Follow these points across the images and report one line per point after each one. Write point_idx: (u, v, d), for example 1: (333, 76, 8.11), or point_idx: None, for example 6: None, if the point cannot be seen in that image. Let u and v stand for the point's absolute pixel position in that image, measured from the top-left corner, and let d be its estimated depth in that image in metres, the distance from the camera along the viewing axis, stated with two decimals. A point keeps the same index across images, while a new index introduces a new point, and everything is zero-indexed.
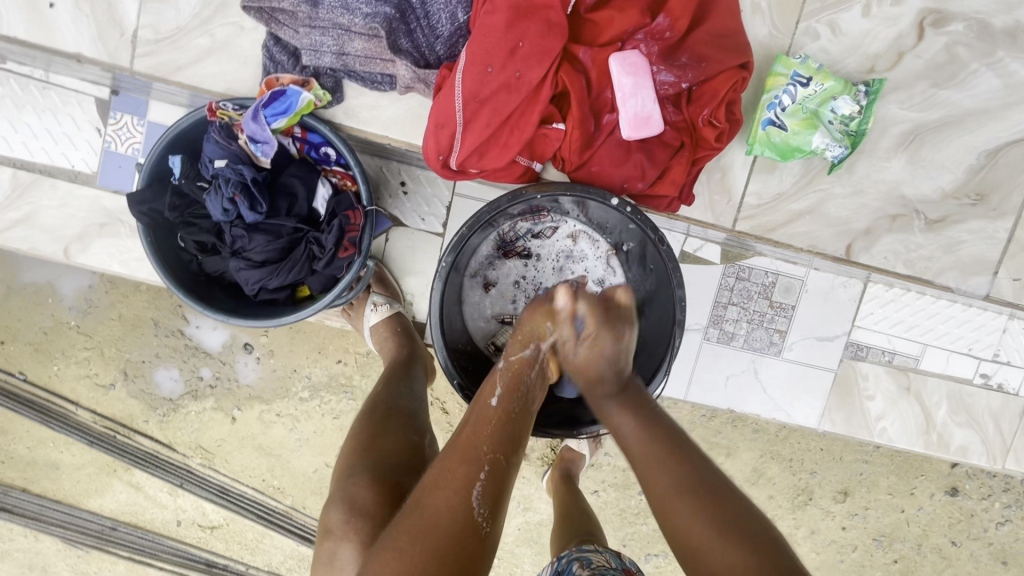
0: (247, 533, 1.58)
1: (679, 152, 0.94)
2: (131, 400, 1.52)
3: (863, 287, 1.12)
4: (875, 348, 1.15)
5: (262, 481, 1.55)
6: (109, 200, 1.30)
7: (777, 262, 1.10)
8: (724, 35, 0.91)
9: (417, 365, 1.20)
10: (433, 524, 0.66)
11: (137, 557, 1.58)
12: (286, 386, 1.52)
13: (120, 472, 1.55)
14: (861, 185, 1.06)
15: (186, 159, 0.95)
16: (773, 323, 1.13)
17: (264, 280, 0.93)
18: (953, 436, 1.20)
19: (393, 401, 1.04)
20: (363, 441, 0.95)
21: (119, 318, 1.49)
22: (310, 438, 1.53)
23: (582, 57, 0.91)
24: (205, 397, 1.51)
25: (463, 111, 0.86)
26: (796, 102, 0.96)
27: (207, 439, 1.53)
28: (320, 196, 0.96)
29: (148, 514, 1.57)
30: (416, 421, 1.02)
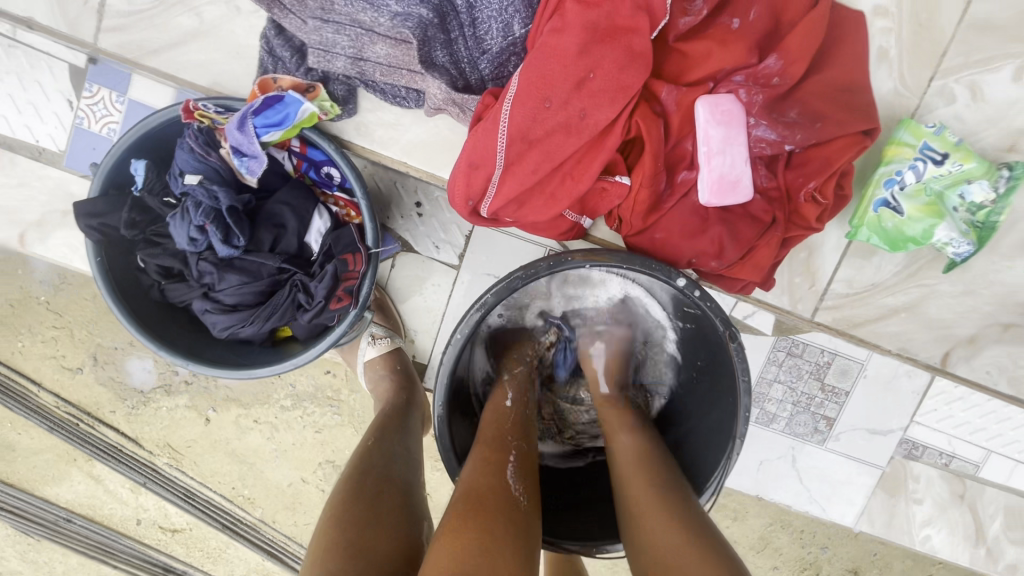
0: (212, 540, 1.42)
1: (770, 229, 0.75)
2: (99, 387, 1.34)
3: (931, 380, 0.93)
4: (933, 449, 0.99)
5: (231, 489, 1.39)
6: (75, 184, 1.12)
7: (838, 339, 0.90)
8: (847, 89, 0.71)
9: (414, 415, 1.07)
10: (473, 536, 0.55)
11: (93, 553, 1.44)
12: (267, 392, 1.35)
13: (81, 462, 1.39)
14: (973, 284, 0.86)
15: (152, 165, 0.76)
16: (821, 409, 0.96)
17: (236, 328, 0.76)
18: (1005, 552, 1.03)
19: (384, 466, 0.91)
20: (351, 531, 0.76)
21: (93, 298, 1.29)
22: (288, 449, 1.36)
23: (664, 97, 0.71)
24: (179, 393, 1.34)
25: (506, 151, 0.67)
26: (921, 182, 0.76)
27: (176, 439, 1.36)
28: (314, 230, 0.77)
29: (106, 509, 1.41)
30: (412, 505, 0.87)
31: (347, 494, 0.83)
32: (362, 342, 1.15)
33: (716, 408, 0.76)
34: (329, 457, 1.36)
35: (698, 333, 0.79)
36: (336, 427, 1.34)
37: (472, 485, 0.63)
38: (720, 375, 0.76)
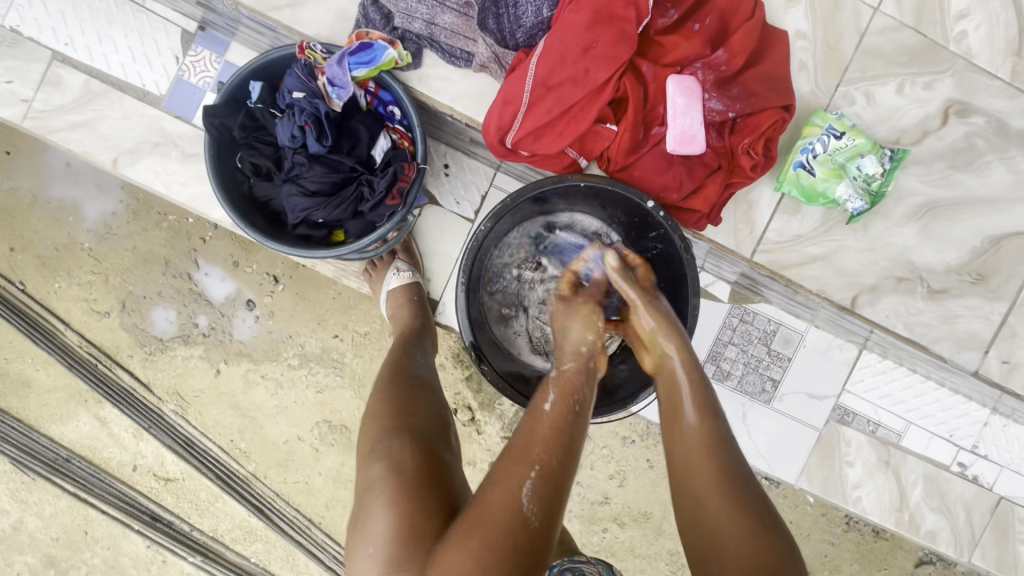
0: (202, 492, 1.57)
1: (716, 173, 1.02)
2: (121, 332, 1.52)
3: None
4: None
5: (229, 441, 1.55)
6: (168, 123, 1.36)
7: None
8: (774, 78, 1.00)
9: (428, 338, 1.25)
10: (515, 496, 0.68)
11: (82, 495, 1.56)
12: (277, 349, 1.54)
13: (90, 403, 1.54)
14: (874, 243, 1.14)
15: (265, 87, 1.03)
16: None
17: (311, 211, 0.98)
18: (916, 511, 1.33)
19: (410, 367, 1.08)
20: (393, 406, 0.95)
21: (133, 250, 1.50)
22: (290, 407, 1.54)
23: (645, 70, 1.00)
24: (196, 344, 1.53)
25: (531, 91, 0.94)
26: (827, 152, 1.04)
27: (185, 388, 1.53)
28: (379, 146, 1.02)
29: (105, 453, 1.56)
30: (435, 389, 1.06)
31: (388, 380, 1.03)
32: (386, 273, 1.33)
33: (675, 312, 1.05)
34: (327, 416, 1.55)
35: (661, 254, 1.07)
36: (337, 387, 1.54)
37: (525, 445, 0.74)
38: (677, 286, 1.05)
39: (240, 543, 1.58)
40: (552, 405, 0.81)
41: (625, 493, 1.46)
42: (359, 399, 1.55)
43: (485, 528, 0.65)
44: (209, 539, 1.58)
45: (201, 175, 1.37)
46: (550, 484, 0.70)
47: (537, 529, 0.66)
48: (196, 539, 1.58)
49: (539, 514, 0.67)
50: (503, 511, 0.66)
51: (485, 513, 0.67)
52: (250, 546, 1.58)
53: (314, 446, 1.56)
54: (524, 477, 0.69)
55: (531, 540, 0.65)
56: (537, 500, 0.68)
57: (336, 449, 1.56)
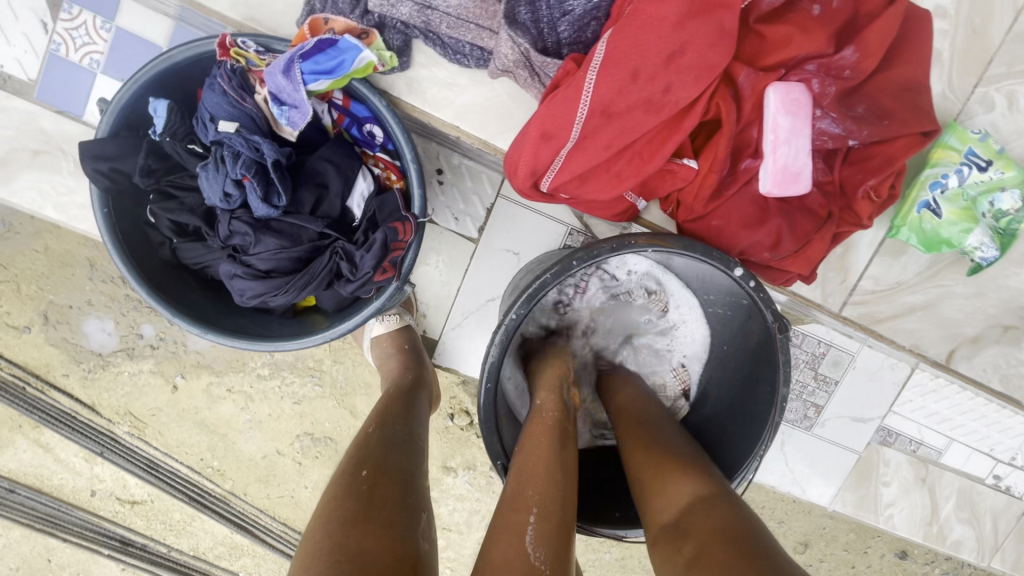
0: (175, 513, 1.33)
1: (825, 223, 0.75)
2: (50, 348, 1.21)
3: (909, 372, 1.01)
4: (904, 437, 1.07)
5: (199, 460, 1.28)
6: (50, 120, 0.98)
7: (834, 332, 0.97)
8: (913, 89, 0.71)
9: (423, 394, 0.95)
10: (520, 549, 0.61)
11: (40, 526, 1.32)
12: (242, 359, 1.25)
13: (27, 428, 1.26)
14: (984, 288, 0.92)
15: (174, 107, 0.66)
16: (812, 396, 1.03)
17: (265, 297, 0.68)
18: (953, 530, 1.15)
19: (381, 454, 0.77)
20: (336, 530, 0.64)
21: (43, 251, 1.15)
22: (264, 421, 1.27)
23: (741, 80, 0.69)
24: (144, 357, 1.22)
25: (583, 124, 0.64)
26: (961, 186, 0.79)
27: (140, 407, 1.24)
28: (358, 192, 0.71)
29: (56, 479, 1.30)
30: (411, 491, 0.73)
31: (339, 494, 0.70)
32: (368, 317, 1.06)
33: (750, 396, 0.81)
34: (308, 429, 1.28)
35: (738, 319, 0.80)
36: (317, 398, 1.26)
37: (519, 490, 0.67)
38: (755, 361, 0.80)
39: (225, 559, 1.36)
40: (537, 439, 0.74)
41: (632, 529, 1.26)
42: (344, 411, 1.28)
43: None
44: (191, 558, 1.36)
45: None
46: (553, 523, 0.64)
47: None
48: (175, 560, 1.35)
49: (549, 562, 0.60)
50: (510, 564, 0.59)
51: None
52: (237, 561, 1.36)
53: (298, 460, 1.30)
54: (523, 525, 0.63)
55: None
56: (542, 545, 0.61)
57: (322, 463, 1.30)
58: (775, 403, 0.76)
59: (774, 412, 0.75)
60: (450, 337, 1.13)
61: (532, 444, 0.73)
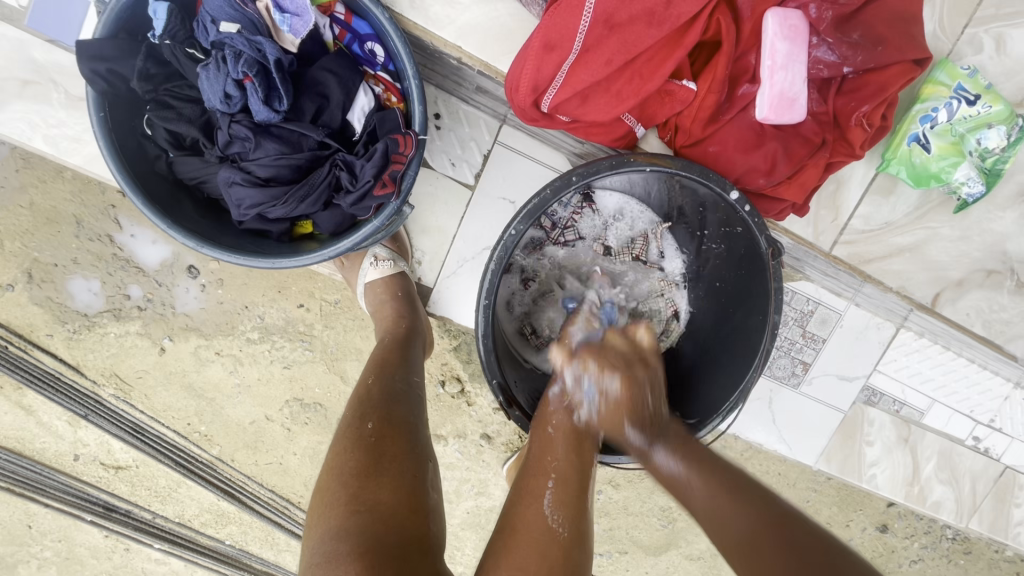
0: (161, 479, 1.31)
1: (818, 151, 0.77)
2: (34, 308, 1.18)
3: (895, 331, 1.03)
4: (888, 397, 1.10)
5: (186, 425, 1.27)
6: (39, 50, 0.96)
7: (823, 290, 0.97)
8: (908, 18, 0.73)
9: (417, 340, 0.95)
10: (540, 512, 0.64)
11: (19, 490, 1.30)
12: (232, 323, 1.23)
13: (8, 390, 1.23)
14: (969, 231, 0.94)
15: (174, 11, 0.66)
16: (800, 354, 1.03)
17: (264, 206, 0.68)
18: (933, 490, 1.18)
19: (384, 403, 0.77)
20: (351, 486, 0.65)
21: (28, 207, 1.12)
22: (253, 385, 1.26)
23: (740, 3, 0.72)
24: (131, 319, 1.20)
25: (585, 34, 0.65)
26: (950, 121, 0.81)
27: (125, 368, 1.22)
28: (359, 107, 0.71)
29: (38, 443, 1.27)
30: (417, 443, 0.74)
31: (346, 446, 0.71)
32: (362, 263, 1.04)
33: (742, 327, 0.84)
34: (297, 394, 1.27)
35: (730, 253, 0.84)
36: (307, 363, 1.25)
37: (540, 456, 0.70)
38: (747, 292, 0.83)
39: (211, 527, 1.35)
40: (555, 411, 0.76)
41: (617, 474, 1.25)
42: (334, 376, 1.27)
43: (525, 545, 0.60)
44: (176, 526, 1.35)
45: None
46: (571, 490, 0.67)
47: (568, 539, 0.62)
48: (160, 526, 1.35)
49: (565, 523, 0.64)
50: (533, 525, 0.62)
51: (518, 530, 0.62)
52: (223, 529, 1.35)
53: (286, 426, 1.29)
54: (542, 491, 0.66)
55: (568, 550, 0.61)
56: (560, 507, 0.65)
57: (311, 429, 1.30)
58: (766, 329, 0.79)
59: (764, 338, 0.79)
60: (445, 285, 1.13)
61: (552, 412, 0.76)
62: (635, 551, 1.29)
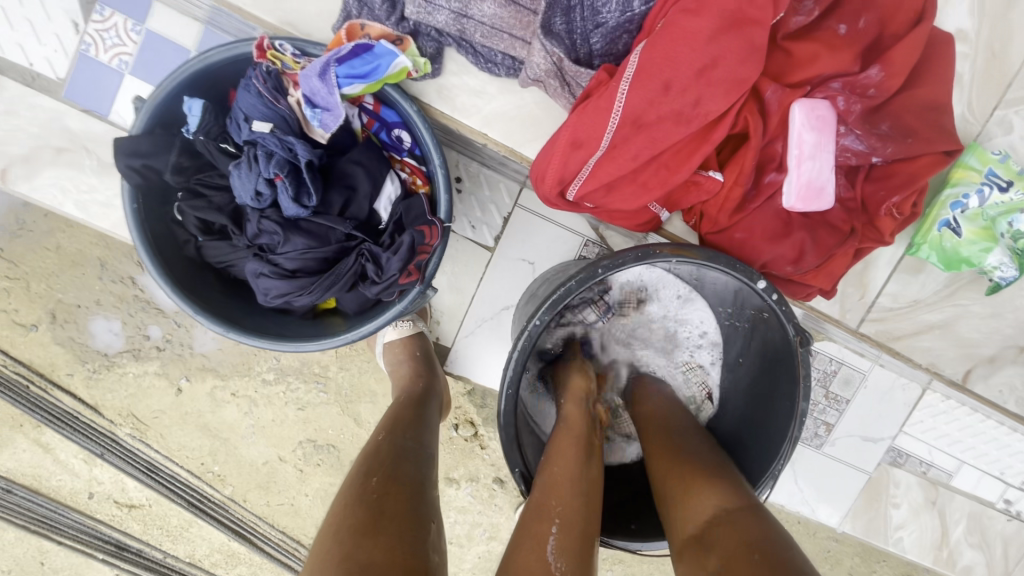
0: (173, 518, 1.30)
1: (847, 239, 0.75)
2: (56, 348, 1.19)
3: (920, 393, 0.99)
4: (914, 458, 1.05)
5: (200, 465, 1.26)
6: (73, 119, 0.99)
7: (846, 349, 0.95)
8: (937, 110, 0.72)
9: (433, 402, 0.94)
10: (542, 559, 0.60)
11: (35, 528, 1.28)
12: (247, 363, 1.24)
13: (27, 428, 1.23)
14: (1000, 307, 0.92)
15: (209, 107, 0.67)
16: (823, 415, 1.01)
17: (290, 297, 0.68)
18: (963, 555, 1.12)
19: (390, 462, 0.75)
20: (345, 546, 0.61)
21: (55, 250, 1.15)
22: (267, 424, 1.25)
23: (768, 96, 0.70)
24: (150, 360, 1.21)
25: (613, 134, 0.64)
26: (982, 206, 0.79)
27: (142, 409, 1.23)
28: (386, 195, 0.71)
29: (54, 480, 1.26)
30: (421, 504, 0.70)
31: (349, 502, 0.68)
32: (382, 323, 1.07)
33: (770, 409, 0.80)
34: (312, 436, 1.27)
35: (759, 333, 0.80)
36: (321, 405, 1.24)
37: (544, 501, 0.67)
38: (776, 373, 0.80)
39: (222, 567, 1.33)
40: (561, 449, 0.73)
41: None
42: (347, 419, 1.27)
43: None
44: (187, 566, 1.32)
45: None
46: (575, 537, 0.63)
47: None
48: (170, 567, 1.32)
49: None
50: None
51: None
52: (233, 570, 1.33)
53: (300, 467, 1.28)
54: (546, 536, 0.62)
55: None
56: (563, 556, 0.61)
57: (323, 471, 1.28)
58: (795, 417, 0.75)
59: (794, 427, 0.75)
60: (463, 344, 1.13)
61: (557, 451, 0.73)
62: None
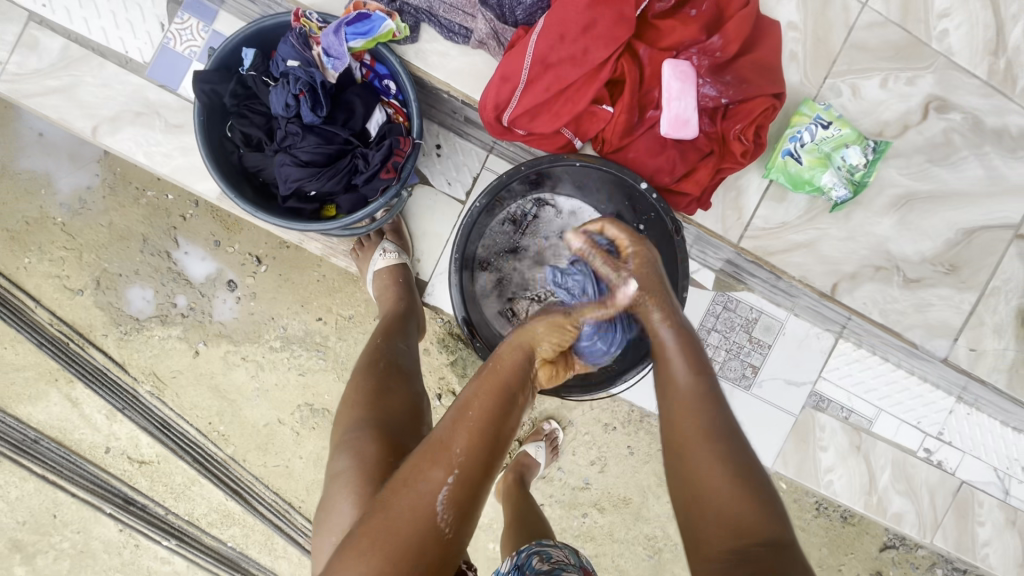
0: (179, 475, 1.51)
1: (707, 157, 1.05)
2: (96, 311, 1.46)
3: (835, 343, 1.29)
4: (835, 403, 1.30)
5: (208, 424, 1.48)
6: (152, 92, 1.32)
7: (763, 301, 1.26)
8: (766, 67, 1.02)
9: (414, 321, 1.18)
10: (428, 499, 0.60)
11: (52, 476, 1.50)
12: (258, 332, 1.47)
13: (62, 383, 1.48)
14: (855, 232, 1.17)
15: (258, 55, 1.01)
16: (749, 357, 1.27)
17: (303, 182, 0.97)
18: (891, 502, 1.33)
19: (391, 354, 1.04)
20: (367, 398, 0.94)
21: (108, 226, 1.44)
22: (269, 390, 1.48)
23: (642, 54, 1.02)
24: (174, 324, 1.46)
25: (529, 70, 0.95)
26: (814, 141, 1.08)
27: (163, 368, 1.47)
28: (374, 120, 1.02)
29: (76, 434, 1.49)
30: (413, 383, 1.01)
31: (365, 372, 1.00)
32: (373, 254, 1.27)
33: None
34: (309, 400, 1.49)
35: (652, 236, 1.08)
36: (320, 370, 1.47)
37: (446, 443, 0.62)
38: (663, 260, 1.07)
39: (216, 527, 1.52)
40: (478, 395, 0.66)
41: (606, 480, 1.44)
42: (343, 385, 1.49)
43: (401, 539, 0.58)
44: (185, 523, 1.52)
45: (186, 146, 1.33)
46: (468, 480, 0.61)
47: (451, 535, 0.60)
48: (170, 523, 1.52)
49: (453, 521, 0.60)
50: (418, 511, 0.59)
51: (397, 523, 0.58)
52: (227, 531, 1.52)
53: (295, 430, 1.50)
54: (437, 482, 0.60)
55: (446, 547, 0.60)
56: (451, 505, 0.60)
57: (317, 434, 1.50)
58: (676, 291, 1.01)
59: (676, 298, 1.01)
60: (439, 279, 1.37)
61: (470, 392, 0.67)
62: (599, 529, 1.46)
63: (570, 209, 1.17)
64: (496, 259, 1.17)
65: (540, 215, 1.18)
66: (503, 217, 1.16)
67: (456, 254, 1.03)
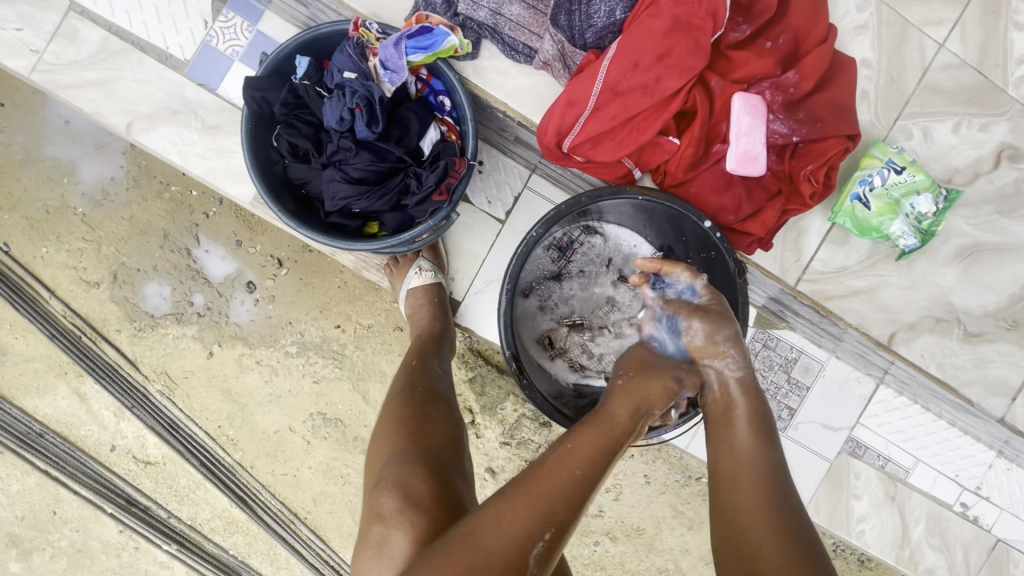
0: (183, 478, 1.45)
1: (775, 198, 1.00)
2: (111, 305, 1.41)
3: (875, 388, 1.18)
4: (872, 450, 1.21)
5: (217, 427, 1.43)
6: (191, 90, 1.28)
7: (805, 340, 1.16)
8: (841, 106, 0.98)
9: (448, 342, 1.12)
10: (516, 542, 0.58)
11: (54, 473, 1.45)
12: (275, 336, 1.42)
13: (71, 376, 1.42)
14: (916, 281, 1.12)
15: (312, 63, 0.96)
16: (786, 399, 1.17)
17: (351, 199, 0.92)
18: (924, 556, 1.24)
19: (428, 378, 0.97)
20: (407, 426, 0.85)
21: (129, 220, 1.39)
22: (283, 396, 1.42)
23: (712, 86, 0.97)
24: (190, 324, 1.41)
25: (596, 97, 0.91)
26: (886, 186, 1.03)
27: (175, 368, 1.41)
28: (429, 137, 0.97)
29: (83, 429, 1.44)
30: (450, 408, 0.93)
31: (402, 398, 0.92)
32: (408, 271, 1.22)
33: None
34: (321, 409, 1.42)
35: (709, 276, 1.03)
36: (335, 379, 1.41)
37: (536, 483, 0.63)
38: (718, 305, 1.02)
39: (219, 533, 1.47)
40: (571, 452, 0.67)
41: (620, 507, 1.37)
42: (357, 395, 1.43)
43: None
44: (187, 528, 1.47)
45: (221, 150, 1.28)
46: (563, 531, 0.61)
47: None
48: (172, 526, 1.47)
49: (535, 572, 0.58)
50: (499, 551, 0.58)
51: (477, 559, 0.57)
52: (229, 538, 1.47)
53: (306, 439, 1.44)
54: (534, 534, 0.59)
55: None
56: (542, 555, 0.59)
57: (328, 444, 1.43)
58: None
59: None
60: (472, 300, 1.30)
61: (561, 452, 0.67)
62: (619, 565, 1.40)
63: (617, 239, 1.12)
64: (540, 287, 1.11)
65: (588, 243, 1.13)
66: (550, 245, 1.10)
67: (507, 285, 0.97)
